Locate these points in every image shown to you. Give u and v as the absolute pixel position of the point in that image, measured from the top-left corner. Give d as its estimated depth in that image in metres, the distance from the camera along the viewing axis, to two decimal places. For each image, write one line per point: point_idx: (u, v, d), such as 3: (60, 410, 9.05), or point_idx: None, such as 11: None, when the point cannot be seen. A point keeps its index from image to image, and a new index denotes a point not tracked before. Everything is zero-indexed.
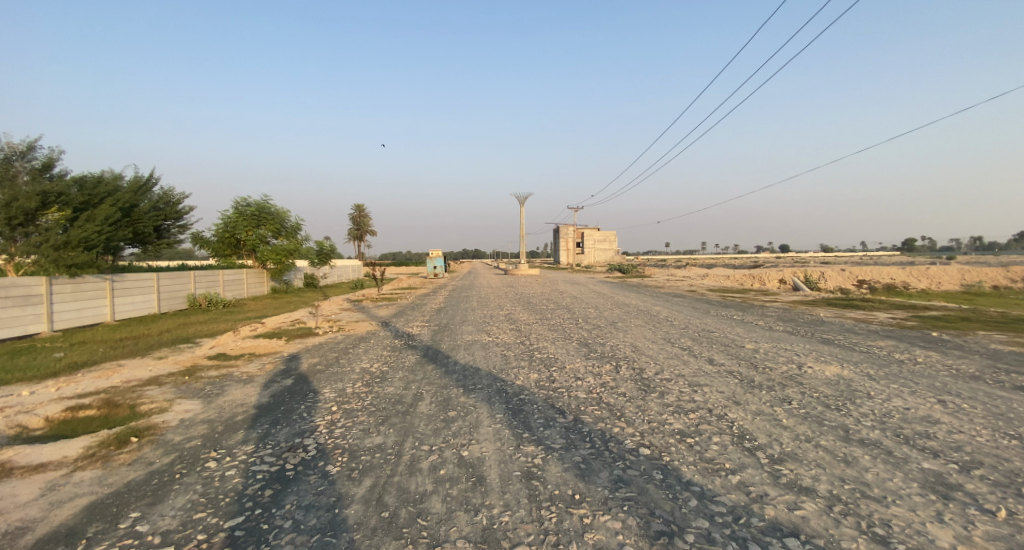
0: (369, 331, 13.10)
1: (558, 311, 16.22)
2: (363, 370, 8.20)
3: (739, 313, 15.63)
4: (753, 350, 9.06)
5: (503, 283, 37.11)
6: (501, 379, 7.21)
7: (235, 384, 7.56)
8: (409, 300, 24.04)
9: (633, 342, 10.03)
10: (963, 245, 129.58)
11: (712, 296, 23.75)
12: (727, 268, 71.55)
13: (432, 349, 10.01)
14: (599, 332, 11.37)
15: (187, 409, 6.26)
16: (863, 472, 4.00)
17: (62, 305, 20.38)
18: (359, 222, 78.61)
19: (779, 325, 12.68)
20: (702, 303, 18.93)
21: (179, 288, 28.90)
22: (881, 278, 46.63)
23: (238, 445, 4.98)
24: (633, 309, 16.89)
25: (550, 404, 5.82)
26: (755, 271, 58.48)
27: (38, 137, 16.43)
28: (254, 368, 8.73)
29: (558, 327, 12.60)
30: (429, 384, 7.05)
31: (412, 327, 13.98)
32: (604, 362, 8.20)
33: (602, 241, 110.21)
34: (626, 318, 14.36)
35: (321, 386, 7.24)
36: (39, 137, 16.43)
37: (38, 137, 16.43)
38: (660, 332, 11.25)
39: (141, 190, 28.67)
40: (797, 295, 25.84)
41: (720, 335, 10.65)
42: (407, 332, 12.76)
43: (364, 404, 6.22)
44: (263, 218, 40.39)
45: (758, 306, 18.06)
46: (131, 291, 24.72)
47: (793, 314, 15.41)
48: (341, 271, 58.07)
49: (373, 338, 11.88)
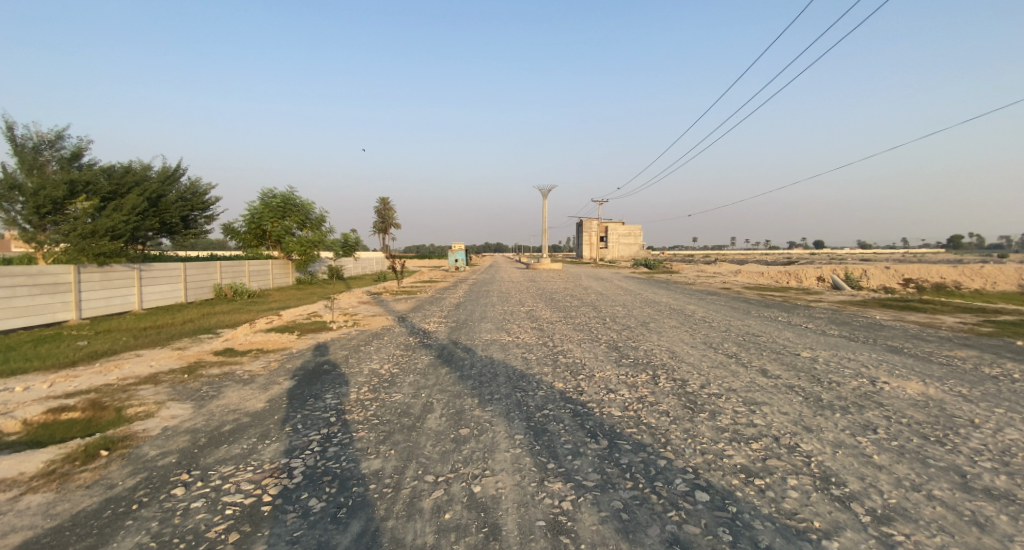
0: (384, 327, 12.46)
1: (584, 309, 15.22)
2: (371, 373, 7.51)
3: (783, 314, 14.29)
4: (809, 359, 7.93)
5: (526, 278, 36.23)
6: (522, 388, 6.37)
7: (233, 385, 6.97)
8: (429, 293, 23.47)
9: (669, 346, 9.02)
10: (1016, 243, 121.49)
11: (748, 294, 22.26)
12: (760, 265, 68.68)
13: (447, 349, 9.24)
14: (630, 334, 10.37)
15: (173, 415, 5.65)
16: (1006, 542, 2.76)
17: (91, 293, 20.63)
18: (383, 215, 78.94)
19: (832, 329, 11.37)
20: (739, 303, 17.63)
21: (205, 278, 29.20)
22: (931, 277, 43.48)
23: (217, 464, 4.30)
24: (665, 308, 15.73)
25: (579, 423, 4.94)
26: (791, 268, 55.75)
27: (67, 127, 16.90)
28: (258, 366, 8.16)
29: (584, 327, 11.65)
30: (441, 392, 6.26)
31: (430, 323, 13.29)
32: (638, 370, 7.26)
33: (628, 236, 107.75)
34: (659, 318, 13.27)
35: (323, 390, 6.57)
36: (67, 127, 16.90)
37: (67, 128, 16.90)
38: (698, 336, 10.16)
39: (169, 180, 29.07)
40: (842, 294, 24.00)
41: (767, 341, 9.51)
42: (423, 329, 12.04)
43: (365, 415, 5.48)
44: (288, 209, 40.61)
45: (803, 307, 16.62)
46: (158, 279, 24.98)
47: (845, 316, 13.97)
48: (366, 264, 58.42)
49: (387, 334, 11.23)
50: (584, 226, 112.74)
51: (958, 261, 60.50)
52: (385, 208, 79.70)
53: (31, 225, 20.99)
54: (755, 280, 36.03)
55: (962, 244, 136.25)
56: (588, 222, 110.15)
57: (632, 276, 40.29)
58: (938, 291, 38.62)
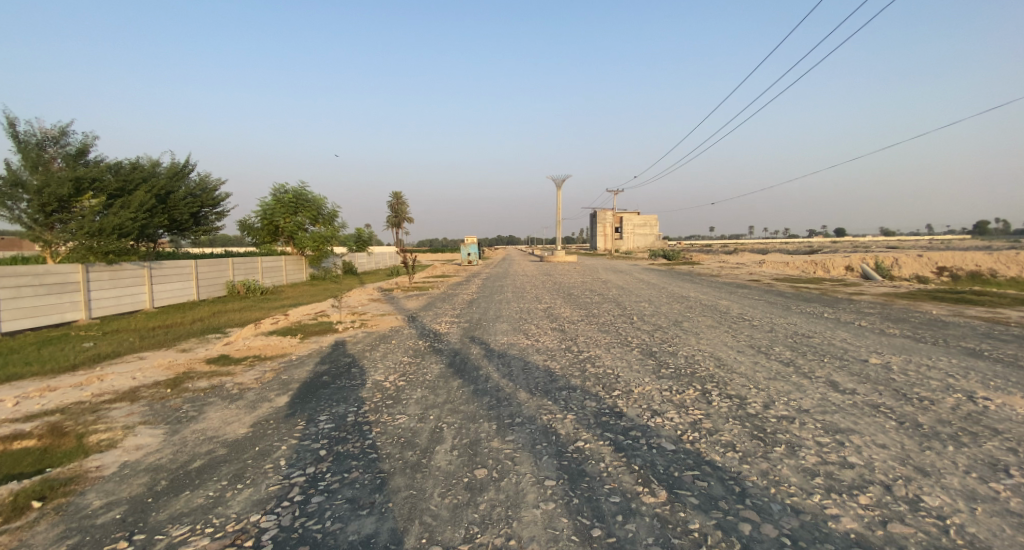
0: (393, 328, 11.57)
1: (606, 306, 14.12)
2: (375, 386, 6.61)
3: (826, 310, 13.02)
4: (881, 368, 6.77)
5: (540, 272, 34.90)
6: (549, 408, 5.40)
7: (217, 403, 6.10)
8: (441, 289, 22.58)
9: (712, 352, 7.91)
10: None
11: (779, 286, 20.85)
12: (783, 254, 66.34)
13: (460, 355, 8.30)
14: (664, 337, 9.29)
15: (138, 447, 4.79)
16: None
17: (100, 292, 20.24)
18: (395, 209, 78.36)
19: (890, 328, 10.11)
20: (774, 297, 16.35)
21: (217, 275, 28.80)
22: (965, 264, 41.15)
23: (170, 520, 3.38)
24: (694, 304, 14.55)
25: (624, 465, 3.93)
26: (818, 258, 53.49)
27: (68, 123, 16.46)
28: (250, 377, 7.31)
29: (610, 328, 10.59)
30: (453, 414, 5.32)
31: (441, 323, 12.37)
32: (682, 384, 6.20)
33: (642, 227, 105.49)
34: (691, 316, 12.11)
35: (318, 410, 5.68)
36: (68, 123, 16.46)
37: (68, 124, 16.46)
38: (741, 338, 9.02)
39: (178, 176, 28.64)
40: (878, 285, 22.42)
41: (824, 344, 8.34)
42: (434, 330, 11.12)
43: (363, 447, 4.54)
44: (299, 205, 40.06)
45: (845, 300, 15.27)
46: (169, 277, 24.59)
47: (896, 312, 12.63)
48: (379, 258, 57.86)
49: (396, 337, 10.34)
50: (599, 217, 110.82)
51: (993, 247, 57.67)
52: (398, 203, 79.15)
53: (37, 224, 20.60)
54: (780, 271, 34.34)
55: (993, 229, 130.88)
56: (602, 213, 108.08)
57: (650, 268, 38.99)
58: (974, 280, 36.49)
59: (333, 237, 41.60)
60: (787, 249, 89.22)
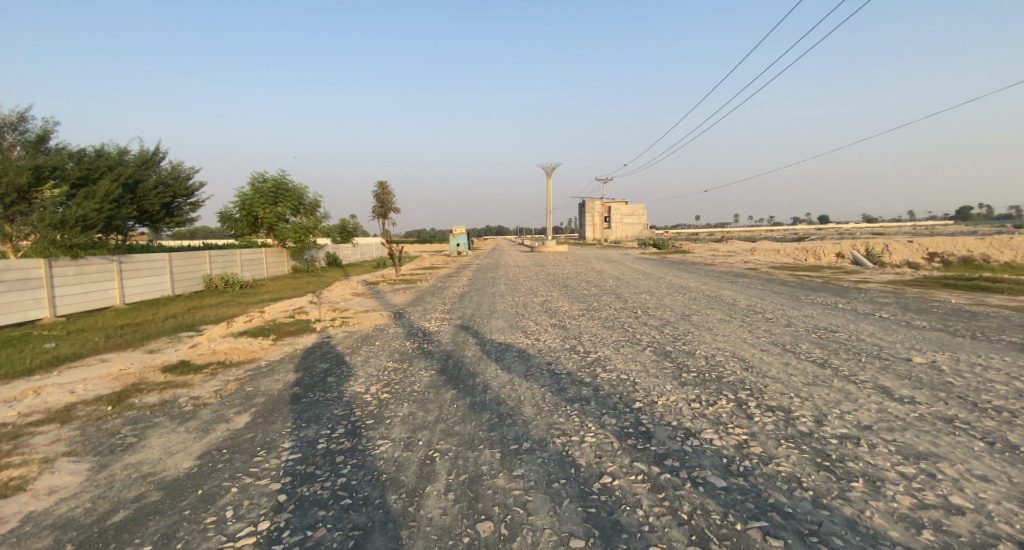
0: (377, 327, 10.57)
1: (607, 299, 13.29)
2: (355, 400, 5.67)
3: (839, 300, 12.35)
4: (929, 369, 6.03)
5: (531, 262, 34.01)
6: (562, 428, 4.51)
7: (163, 425, 5.06)
8: (429, 281, 21.53)
9: (736, 351, 7.09)
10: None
11: (779, 275, 20.28)
12: (771, 242, 66.47)
13: (453, 358, 7.39)
14: (677, 334, 8.43)
15: (51, 491, 3.67)
16: None
17: (65, 289, 18.80)
18: (381, 199, 76.45)
19: (915, 320, 9.43)
20: (779, 287, 15.74)
21: (193, 268, 27.32)
22: (956, 250, 41.24)
23: None
24: (699, 295, 13.77)
25: (671, 515, 3.05)
26: (807, 245, 53.58)
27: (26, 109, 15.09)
28: (209, 390, 6.28)
29: (615, 323, 9.73)
30: (447, 439, 4.40)
31: (431, 319, 11.43)
32: (711, 392, 5.36)
33: (631, 216, 105.02)
34: (699, 309, 11.30)
35: (282, 434, 4.70)
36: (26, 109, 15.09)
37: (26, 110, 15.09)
38: (761, 335, 8.23)
39: (147, 164, 26.94)
40: (878, 272, 22.00)
41: (854, 341, 7.62)
42: (422, 328, 10.14)
43: (334, 488, 3.60)
44: (280, 194, 38.36)
45: (854, 289, 14.68)
46: (141, 272, 23.14)
47: (912, 302, 12.02)
48: (365, 250, 56.38)
49: (381, 337, 9.38)
50: (588, 206, 109.95)
51: (977, 233, 58.48)
52: (385, 193, 77.31)
53: None
54: (774, 259, 33.96)
55: (972, 216, 133.41)
56: (590, 202, 106.96)
57: (642, 257, 38.36)
58: (964, 266, 36.64)
59: (315, 228, 40.09)
60: (775, 237, 89.51)
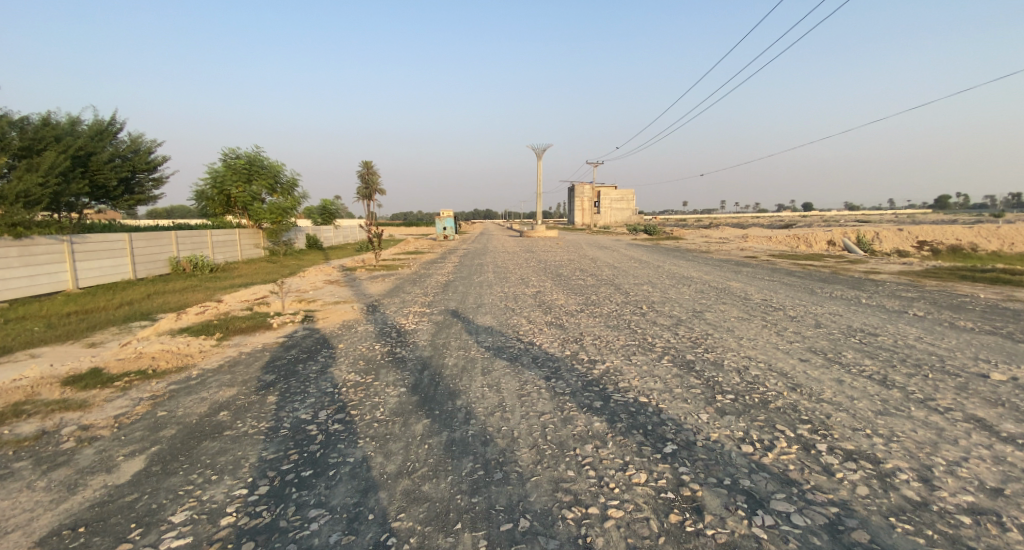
0: (346, 323, 9.15)
1: (607, 292, 12.00)
2: (295, 433, 4.30)
3: (859, 294, 11.26)
4: (1019, 390, 4.88)
5: (520, 248, 32.61)
6: (574, 492, 3.18)
7: (17, 478, 3.65)
8: (411, 268, 19.98)
9: (774, 364, 5.85)
10: (1000, 203, 122.36)
11: (782, 264, 19.22)
12: (760, 229, 65.84)
13: (429, 370, 6.02)
14: (696, 338, 7.17)
15: None
16: None
17: (9, 272, 17.00)
18: (365, 179, 73.67)
19: (957, 320, 8.32)
20: (787, 278, 14.67)
21: (158, 250, 25.32)
22: (945, 238, 41.00)
23: None
24: (706, 287, 12.54)
25: None
26: (797, 232, 53.02)
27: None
28: (109, 414, 4.84)
29: (621, 323, 8.43)
30: (410, 511, 3.06)
31: (409, 313, 10.05)
32: (761, 426, 4.13)
33: (620, 201, 103.63)
34: (710, 304, 10.09)
35: (177, 497, 3.31)
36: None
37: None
38: (793, 340, 7.03)
39: (102, 135, 24.64)
40: (882, 262, 21.12)
41: (905, 349, 6.47)
42: (397, 326, 8.73)
43: None
44: (254, 172, 36.01)
45: (869, 281, 13.65)
46: (98, 253, 21.16)
47: (939, 297, 10.98)
48: (347, 232, 54.23)
49: (347, 338, 7.95)
50: (577, 191, 108.23)
51: (962, 222, 58.90)
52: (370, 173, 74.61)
53: None
54: (769, 246, 33.19)
55: (951, 205, 135.82)
56: (579, 186, 105.07)
57: (634, 244, 37.23)
58: (953, 255, 36.44)
59: (293, 208, 37.93)
60: (764, 224, 89.23)
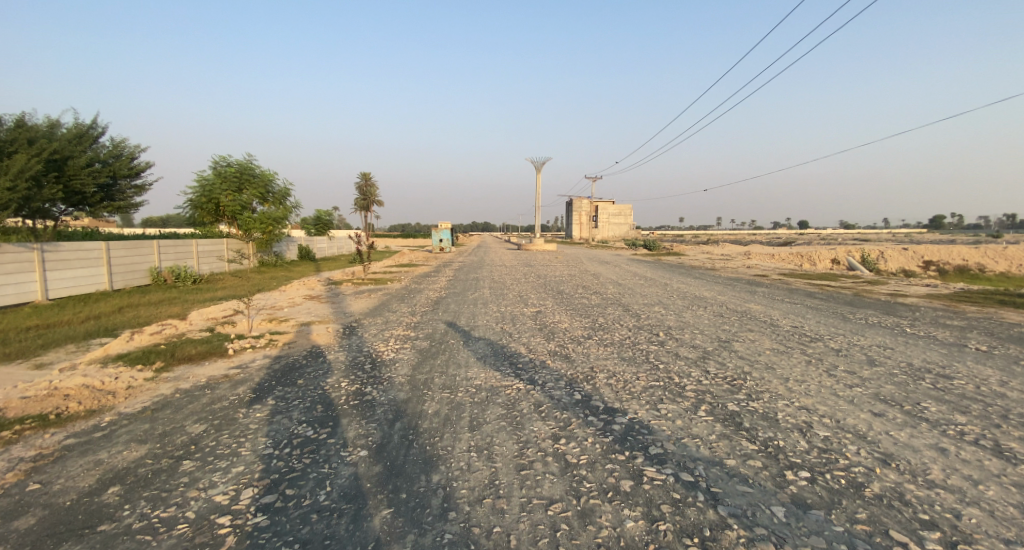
0: (315, 350, 7.84)
1: (616, 314, 10.73)
2: (195, 532, 2.97)
3: (897, 321, 10.05)
4: None
5: (518, 262, 31.43)
6: None
7: None
8: (402, 283, 18.71)
9: (843, 422, 4.57)
10: (994, 223, 122.79)
11: (797, 285, 18.08)
12: (760, 246, 64.97)
13: (403, 422, 4.73)
14: (732, 379, 5.88)
15: None
16: None
17: None
18: (364, 191, 72.54)
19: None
20: (808, 300, 13.46)
21: (138, 259, 23.96)
22: (950, 258, 40.06)
23: None
24: (725, 310, 11.31)
25: None
26: (799, 250, 52.13)
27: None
28: None
29: (637, 355, 7.15)
30: None
31: (390, 337, 8.77)
32: (876, 533, 2.82)
33: (618, 215, 103.24)
34: (735, 331, 8.84)
35: None
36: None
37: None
38: (850, 382, 5.77)
39: (82, 139, 23.54)
40: (899, 283, 19.98)
41: (996, 398, 5.21)
42: (373, 355, 7.44)
43: None
44: (245, 180, 34.84)
45: (900, 305, 12.43)
46: (71, 262, 19.82)
47: (988, 325, 9.75)
48: (341, 244, 53.03)
49: (311, 370, 6.64)
50: (576, 205, 107.68)
51: (963, 242, 58.46)
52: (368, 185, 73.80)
53: None
54: (774, 265, 32.12)
55: (946, 224, 136.19)
56: (578, 200, 104.79)
57: (635, 260, 36.14)
58: (960, 276, 35.44)
59: (285, 218, 36.65)
60: (762, 241, 88.67)
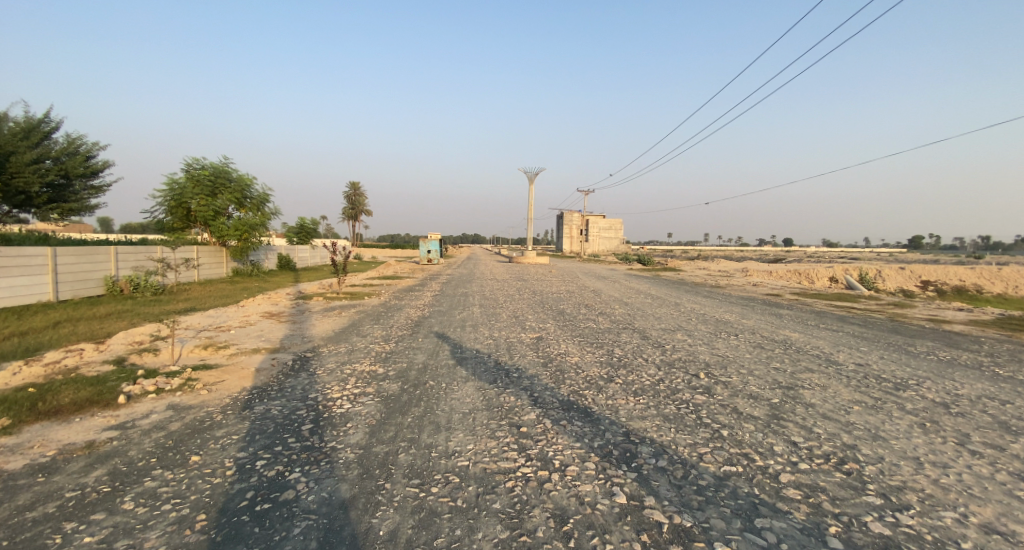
0: (243, 398, 5.73)
1: (635, 344, 8.76)
2: None
3: (976, 358, 8.22)
4: None
5: (512, 276, 29.61)
6: None
7: None
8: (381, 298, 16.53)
9: None
10: (974, 244, 124.78)
11: (820, 306, 16.34)
12: (753, 262, 63.78)
13: None
14: (841, 463, 3.95)
15: None
16: None
17: None
18: (352, 200, 70.32)
19: None
20: (848, 326, 11.64)
21: (91, 267, 21.49)
22: (948, 279, 39.01)
23: None
24: (762, 340, 9.40)
25: None
26: (794, 267, 50.81)
27: None
28: None
29: (683, 411, 5.22)
30: None
31: (350, 376, 6.68)
32: None
33: (609, 229, 102.19)
34: (793, 372, 6.94)
35: None
36: None
37: None
38: (1015, 466, 3.90)
39: (31, 133, 21.28)
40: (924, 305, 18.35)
41: None
42: (321, 406, 5.39)
43: None
44: (220, 185, 32.41)
45: (960, 336, 10.60)
46: (9, 270, 17.38)
47: None
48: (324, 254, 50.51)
49: (222, 435, 4.56)
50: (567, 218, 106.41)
51: (954, 263, 58.02)
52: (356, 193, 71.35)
53: None
54: (779, 282, 30.51)
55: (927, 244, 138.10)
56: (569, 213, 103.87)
57: (632, 275, 34.26)
58: (961, 297, 34.36)
59: (262, 225, 34.28)
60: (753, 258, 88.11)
